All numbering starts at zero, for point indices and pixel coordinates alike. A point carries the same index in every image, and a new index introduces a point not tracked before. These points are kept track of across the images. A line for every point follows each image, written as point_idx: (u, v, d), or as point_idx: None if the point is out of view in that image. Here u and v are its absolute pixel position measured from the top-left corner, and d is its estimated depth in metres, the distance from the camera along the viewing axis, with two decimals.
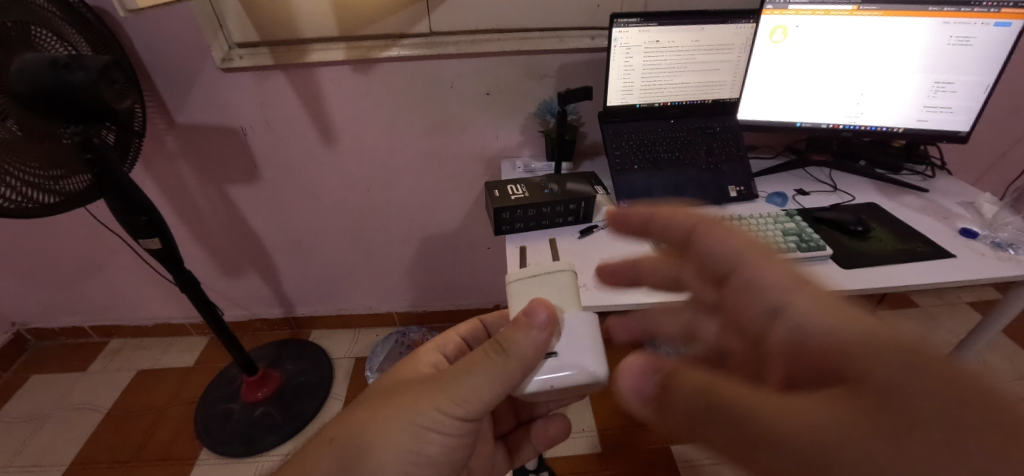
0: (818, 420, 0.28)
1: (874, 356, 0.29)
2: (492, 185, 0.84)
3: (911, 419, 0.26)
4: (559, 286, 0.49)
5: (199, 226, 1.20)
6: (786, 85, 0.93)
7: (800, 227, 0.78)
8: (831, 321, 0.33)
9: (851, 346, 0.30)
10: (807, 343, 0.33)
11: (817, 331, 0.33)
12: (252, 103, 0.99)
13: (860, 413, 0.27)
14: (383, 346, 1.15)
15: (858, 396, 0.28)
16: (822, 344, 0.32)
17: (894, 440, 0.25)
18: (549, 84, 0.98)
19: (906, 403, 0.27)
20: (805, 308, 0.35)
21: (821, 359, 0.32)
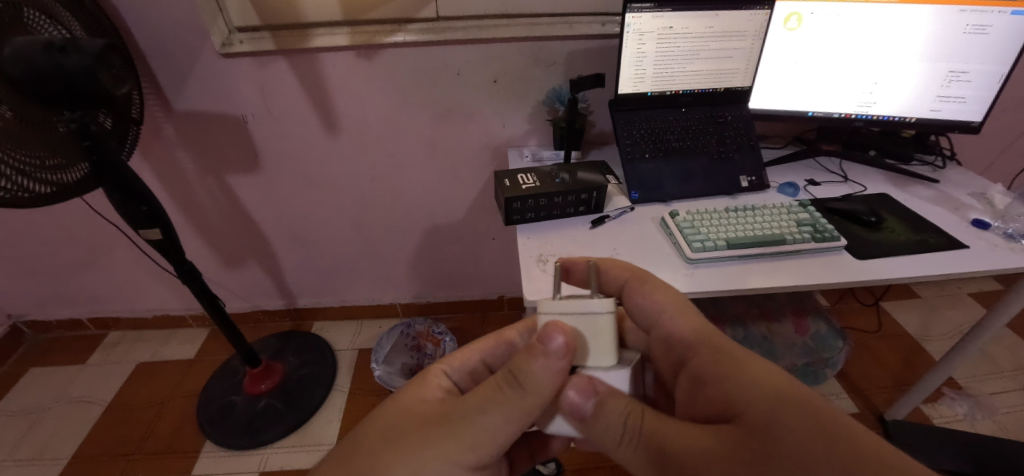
0: (708, 449, 0.36)
1: (751, 393, 0.37)
2: (502, 174, 0.82)
3: (771, 442, 0.34)
4: (597, 331, 0.42)
5: (198, 216, 1.18)
6: (799, 74, 0.91)
7: (814, 218, 0.77)
8: (727, 364, 0.41)
9: (737, 385, 0.38)
10: (708, 385, 0.41)
11: (715, 372, 0.41)
12: (254, 90, 0.97)
13: (737, 442, 0.35)
14: (388, 340, 1.11)
15: (739, 428, 0.36)
16: (718, 385, 0.40)
17: (758, 460, 0.33)
18: (558, 71, 0.96)
19: (771, 431, 0.35)
20: (708, 353, 0.43)
21: (716, 397, 0.40)
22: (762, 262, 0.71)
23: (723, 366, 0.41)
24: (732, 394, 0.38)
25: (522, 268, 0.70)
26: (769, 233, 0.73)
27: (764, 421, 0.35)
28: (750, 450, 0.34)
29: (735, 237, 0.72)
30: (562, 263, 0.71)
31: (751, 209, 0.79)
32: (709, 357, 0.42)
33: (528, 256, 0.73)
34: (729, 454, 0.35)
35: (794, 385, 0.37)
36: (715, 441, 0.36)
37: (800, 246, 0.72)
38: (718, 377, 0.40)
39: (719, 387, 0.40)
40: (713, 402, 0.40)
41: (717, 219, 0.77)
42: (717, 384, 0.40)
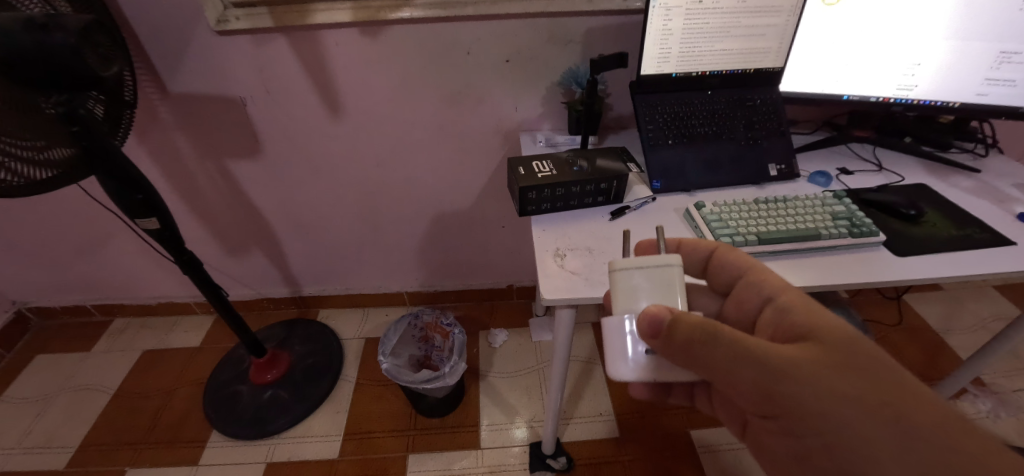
0: (797, 358, 0.39)
1: (836, 322, 0.41)
2: (515, 161, 0.77)
3: (856, 360, 0.39)
4: (667, 282, 0.46)
5: (200, 203, 1.14)
6: (836, 54, 0.85)
7: (851, 211, 0.72)
8: (809, 300, 0.44)
9: (824, 315, 0.42)
10: (793, 311, 0.44)
11: (797, 304, 0.44)
12: (253, 70, 0.92)
13: (824, 355, 0.39)
14: (395, 331, 1.06)
15: (825, 345, 0.40)
16: (800, 313, 0.43)
17: (843, 373, 0.38)
18: (575, 50, 0.90)
19: (857, 352, 0.39)
20: (791, 289, 0.46)
21: (797, 321, 0.43)
22: (796, 258, 0.67)
23: (804, 302, 0.44)
24: (817, 321, 0.42)
25: (538, 262, 0.66)
26: (804, 227, 0.68)
27: (850, 341, 0.40)
28: (840, 360, 0.39)
29: (766, 231, 0.67)
30: (581, 258, 0.66)
31: (783, 201, 0.74)
32: (791, 294, 0.46)
33: (544, 249, 0.68)
34: (817, 366, 0.39)
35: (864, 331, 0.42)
36: (803, 352, 0.40)
37: (837, 241, 0.67)
38: (804, 308, 0.44)
39: (805, 313, 0.43)
40: (793, 324, 0.43)
41: (746, 212, 0.71)
42: (802, 312, 0.43)
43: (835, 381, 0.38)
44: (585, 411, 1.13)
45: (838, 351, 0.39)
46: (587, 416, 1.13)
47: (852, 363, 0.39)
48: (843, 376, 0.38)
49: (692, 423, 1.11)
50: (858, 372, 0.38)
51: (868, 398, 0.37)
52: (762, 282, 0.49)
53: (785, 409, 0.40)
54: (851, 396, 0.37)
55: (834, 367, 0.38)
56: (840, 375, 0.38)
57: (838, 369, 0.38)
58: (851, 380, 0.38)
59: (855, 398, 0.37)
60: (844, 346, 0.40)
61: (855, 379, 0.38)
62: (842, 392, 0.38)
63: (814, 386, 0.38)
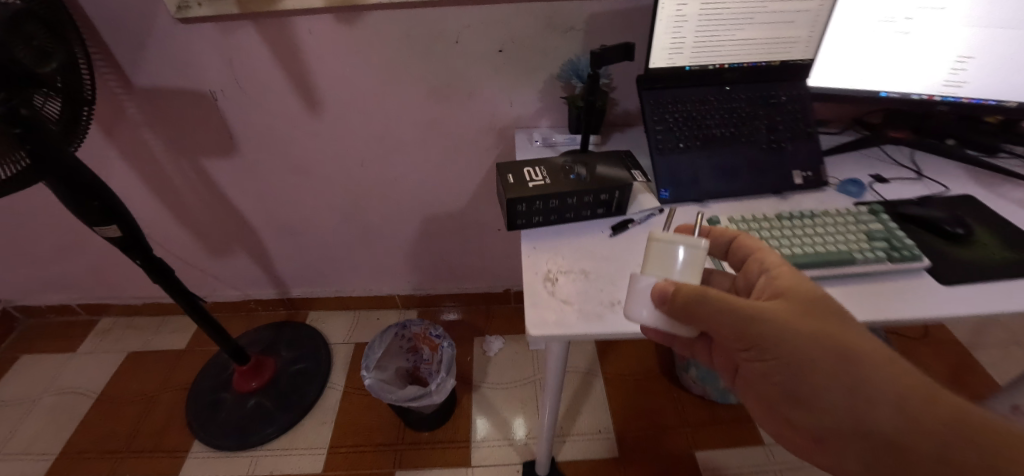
0: (779, 314, 0.41)
1: (811, 286, 0.44)
2: (505, 167, 0.68)
3: (831, 318, 0.41)
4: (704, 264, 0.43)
5: (178, 202, 1.08)
6: (874, 44, 0.73)
7: (889, 229, 0.62)
8: (791, 269, 0.46)
9: (801, 279, 0.44)
10: (781, 281, 0.45)
11: (781, 270, 0.46)
12: (222, 62, 0.84)
13: (802, 312, 0.42)
14: (381, 343, 0.99)
15: (803, 303, 0.42)
16: (782, 278, 0.45)
17: (821, 327, 0.41)
18: (576, 38, 0.80)
19: (830, 312, 0.42)
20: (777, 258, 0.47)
21: (778, 284, 0.44)
22: (824, 285, 0.57)
23: (787, 269, 0.46)
24: (796, 285, 0.44)
25: (526, 286, 0.58)
26: (834, 250, 0.59)
27: (824, 301, 0.42)
28: (809, 317, 0.41)
29: (790, 254, 0.58)
30: (576, 283, 0.58)
31: (809, 216, 0.65)
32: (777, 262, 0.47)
33: (534, 272, 0.60)
34: (797, 324, 0.41)
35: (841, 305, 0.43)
36: (785, 309, 0.42)
37: (872, 267, 0.58)
38: (793, 282, 0.44)
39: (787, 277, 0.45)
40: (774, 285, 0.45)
41: (767, 229, 0.62)
42: (784, 277, 0.45)
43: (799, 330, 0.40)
44: (583, 428, 1.07)
45: (808, 309, 0.41)
46: (584, 433, 1.06)
47: (819, 321, 0.41)
48: (810, 329, 0.40)
49: (696, 443, 1.04)
50: (825, 329, 0.40)
51: (831, 351, 0.40)
52: (765, 259, 0.47)
53: (761, 353, 0.42)
54: (829, 347, 0.40)
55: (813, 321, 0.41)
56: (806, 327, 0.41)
57: (806, 323, 0.41)
58: (816, 333, 0.40)
59: (832, 350, 0.40)
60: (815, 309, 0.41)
61: (820, 334, 0.40)
62: (819, 342, 0.40)
63: (793, 338, 0.41)
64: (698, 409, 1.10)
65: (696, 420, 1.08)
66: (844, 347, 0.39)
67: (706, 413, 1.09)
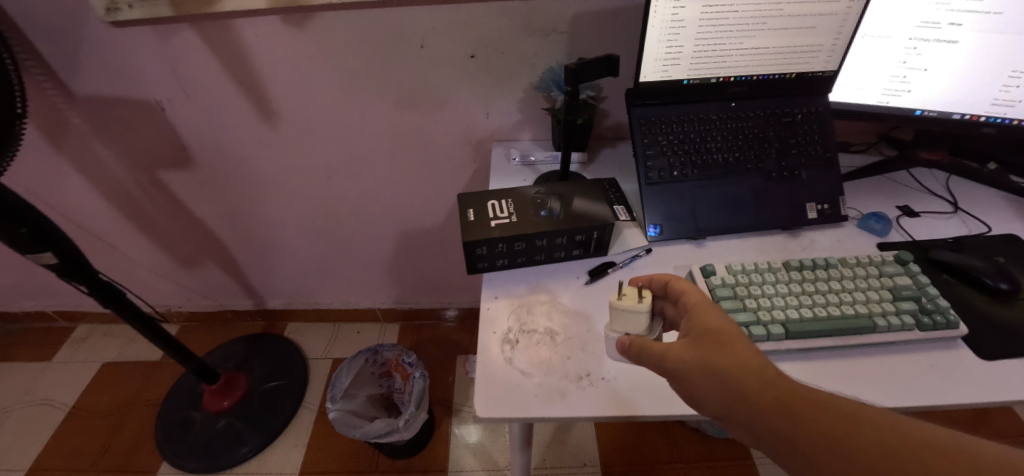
0: (675, 354, 0.36)
1: (723, 322, 0.37)
2: (467, 198, 0.59)
3: (737, 355, 0.34)
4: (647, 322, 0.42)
5: (139, 214, 1.01)
6: (909, 53, 0.62)
7: (917, 285, 0.53)
8: (708, 304, 0.39)
9: (711, 317, 0.38)
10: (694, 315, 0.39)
11: (697, 306, 0.39)
12: (162, 67, 0.75)
13: (707, 347, 0.35)
14: (349, 370, 0.93)
15: (706, 339, 0.36)
16: (693, 317, 0.39)
17: (719, 362, 0.34)
18: (559, 42, 0.69)
19: (737, 347, 0.35)
20: (696, 291, 0.40)
21: (689, 325, 0.38)
22: (837, 358, 0.48)
23: (700, 304, 0.39)
24: (703, 323, 0.37)
25: (480, 351, 0.50)
26: (851, 314, 0.49)
27: (728, 338, 0.36)
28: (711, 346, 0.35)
29: (798, 317, 0.49)
30: (539, 349, 0.49)
31: (824, 266, 0.54)
32: (697, 296, 0.40)
33: (492, 331, 0.51)
34: (696, 363, 0.35)
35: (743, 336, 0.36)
36: (682, 348, 0.36)
37: (896, 335, 0.49)
38: (701, 313, 0.38)
39: (696, 312, 0.39)
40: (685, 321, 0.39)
41: (772, 283, 0.52)
42: (693, 315, 0.39)
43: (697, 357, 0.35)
44: (567, 461, 1.00)
45: (706, 339, 0.36)
46: (569, 466, 0.99)
47: (716, 347, 0.35)
48: (708, 355, 0.35)
49: None
50: (727, 356, 0.34)
51: (733, 380, 0.33)
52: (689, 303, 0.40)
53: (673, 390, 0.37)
54: (730, 387, 0.33)
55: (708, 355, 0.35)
56: (704, 354, 0.35)
57: (703, 349, 0.35)
58: (718, 362, 0.34)
59: (735, 392, 0.33)
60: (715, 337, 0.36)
61: (719, 360, 0.34)
62: (719, 382, 0.33)
63: (689, 379, 0.35)
64: (692, 444, 1.02)
65: (688, 457, 1.00)
66: (740, 370, 0.33)
67: (700, 448, 1.01)
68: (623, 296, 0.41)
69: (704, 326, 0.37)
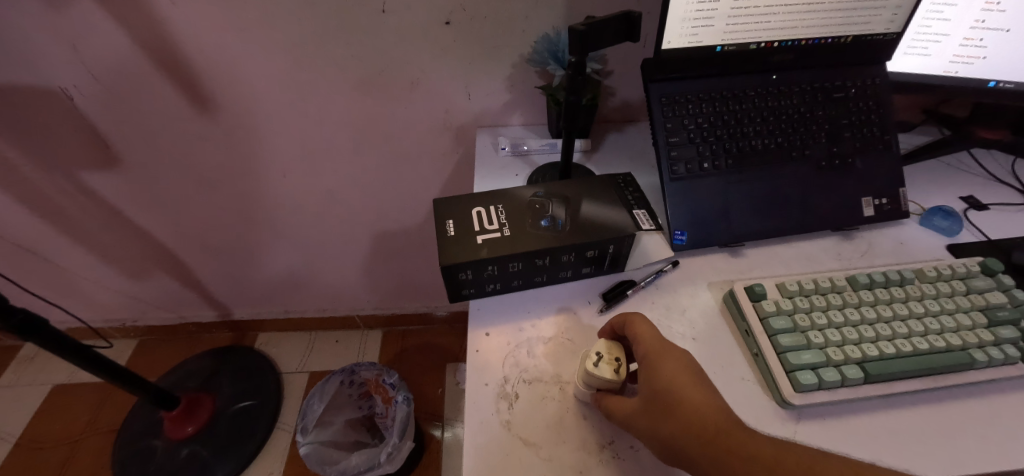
0: (632, 422, 0.33)
1: (673, 377, 0.32)
2: (444, 206, 0.46)
3: (683, 420, 0.31)
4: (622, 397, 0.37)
5: (68, 223, 0.86)
6: (989, 10, 0.50)
7: (1013, 303, 0.43)
8: (660, 354, 0.34)
9: (661, 372, 0.33)
10: (643, 367, 0.34)
11: (646, 357, 0.35)
12: (55, 45, 0.58)
13: (653, 409, 0.32)
14: (323, 396, 0.82)
15: (655, 401, 0.32)
16: (644, 370, 0.34)
17: (664, 429, 0.31)
18: (556, 2, 0.55)
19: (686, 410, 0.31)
20: (651, 338, 0.35)
21: (641, 380, 0.34)
22: (926, 405, 0.38)
23: (649, 356, 0.34)
24: (651, 380, 0.33)
25: (468, 412, 0.38)
26: (941, 348, 0.39)
27: (675, 397, 0.32)
28: (653, 408, 0.32)
29: (877, 355, 0.38)
30: (545, 406, 0.38)
31: (899, 282, 0.44)
32: (651, 341, 0.35)
33: (483, 382, 0.40)
34: (643, 426, 0.32)
35: (701, 389, 0.32)
36: (635, 414, 0.33)
37: (996, 373, 0.39)
38: (652, 364, 0.34)
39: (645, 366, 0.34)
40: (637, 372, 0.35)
41: (838, 308, 0.42)
42: (644, 370, 0.34)
43: (636, 422, 0.32)
44: None
45: (647, 399, 0.33)
46: None
47: (655, 411, 0.32)
48: (651, 418, 0.32)
49: None
50: (670, 418, 0.31)
51: (670, 443, 0.31)
52: (641, 351, 0.35)
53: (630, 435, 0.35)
54: (677, 453, 0.31)
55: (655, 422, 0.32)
56: (641, 418, 0.32)
57: (644, 412, 0.32)
58: (654, 427, 0.32)
59: (681, 458, 0.31)
60: (657, 398, 0.32)
61: (655, 423, 0.32)
62: (668, 451, 0.31)
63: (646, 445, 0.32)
64: None
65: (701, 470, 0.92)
66: (678, 434, 0.30)
67: None
68: (601, 364, 0.36)
69: (645, 384, 0.33)
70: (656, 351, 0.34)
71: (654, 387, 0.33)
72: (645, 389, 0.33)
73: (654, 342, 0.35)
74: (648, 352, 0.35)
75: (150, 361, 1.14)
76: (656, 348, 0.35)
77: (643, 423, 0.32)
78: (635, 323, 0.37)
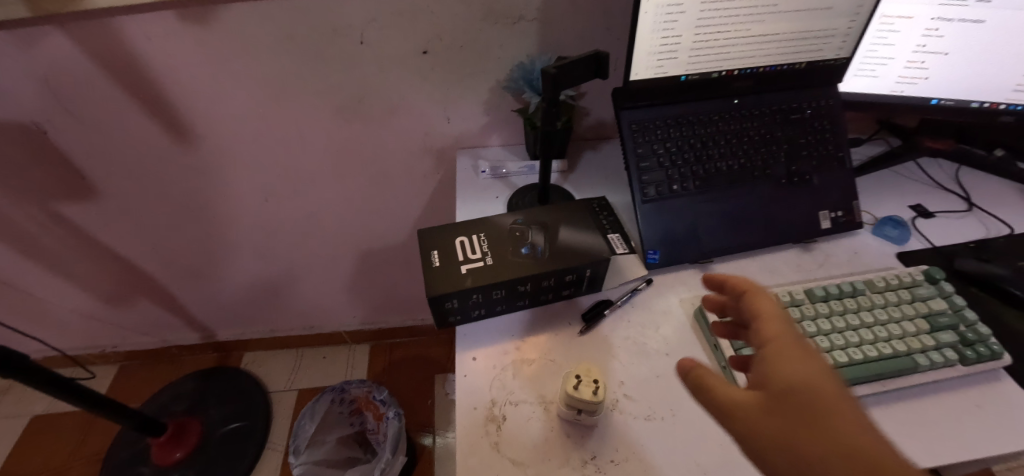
0: (744, 420, 0.24)
1: (809, 363, 0.25)
2: (429, 237, 0.48)
3: (818, 421, 0.22)
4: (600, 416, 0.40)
5: (43, 254, 0.85)
6: (930, 35, 0.54)
7: (953, 308, 0.47)
8: (791, 334, 0.27)
9: (788, 364, 0.25)
10: (763, 355, 0.26)
11: (767, 341, 0.27)
12: (28, 83, 0.58)
13: (771, 409, 0.24)
14: (313, 416, 0.84)
15: (778, 400, 0.24)
16: (763, 360, 0.26)
17: (797, 443, 0.22)
18: (529, 32, 0.57)
19: (831, 409, 0.22)
20: (774, 318, 0.28)
21: (756, 372, 0.26)
22: (876, 407, 0.42)
23: (776, 344, 0.26)
24: (772, 370, 0.25)
25: (459, 437, 0.40)
26: (890, 355, 0.43)
27: (814, 400, 0.23)
28: (778, 411, 0.23)
29: (833, 364, 0.42)
30: (531, 428, 0.40)
31: (851, 293, 0.47)
32: (772, 324, 0.28)
33: (473, 407, 0.42)
34: (756, 431, 0.24)
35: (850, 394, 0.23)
36: (746, 412, 0.25)
37: (938, 375, 0.43)
38: (778, 351, 0.26)
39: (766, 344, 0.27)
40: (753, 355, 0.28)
41: (798, 321, 0.45)
42: (761, 356, 0.26)
43: (750, 426, 0.24)
44: None
45: (771, 399, 0.24)
46: None
47: (786, 418, 0.23)
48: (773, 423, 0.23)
49: None
50: (806, 427, 0.22)
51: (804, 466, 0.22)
52: (763, 331, 0.27)
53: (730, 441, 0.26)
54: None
55: (771, 415, 0.23)
56: (764, 420, 0.24)
57: (767, 414, 0.24)
58: (788, 439, 0.23)
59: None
60: (794, 399, 0.23)
61: (790, 435, 0.23)
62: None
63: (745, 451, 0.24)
64: None
65: None
66: (818, 453, 0.21)
67: None
68: (580, 386, 0.38)
69: (764, 376, 0.25)
70: (786, 333, 0.27)
71: (787, 387, 0.24)
72: (764, 384, 0.25)
73: (783, 324, 0.28)
74: (771, 334, 0.27)
75: (133, 387, 1.12)
76: (781, 329, 0.27)
77: (768, 430, 0.23)
78: (758, 296, 0.30)
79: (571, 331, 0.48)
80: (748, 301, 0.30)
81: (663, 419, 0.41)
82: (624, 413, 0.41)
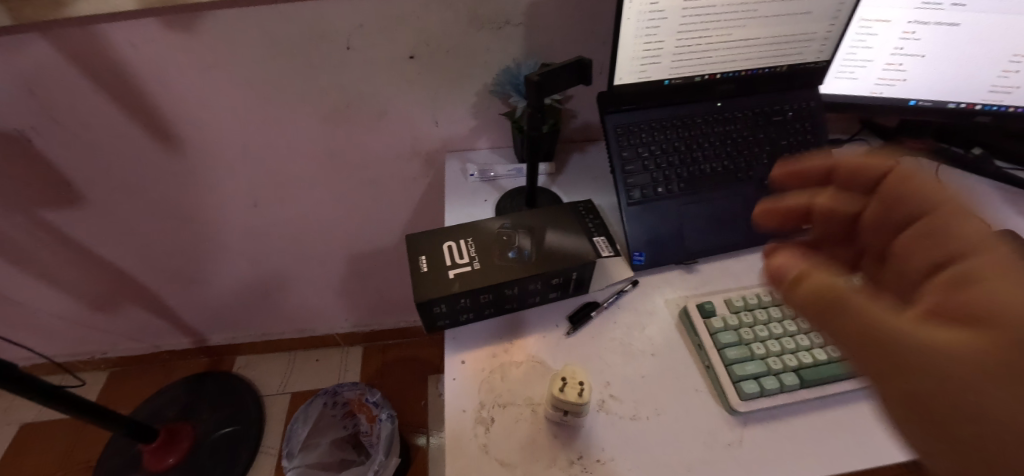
0: (946, 366, 0.18)
1: None
2: (417, 242, 0.48)
3: None
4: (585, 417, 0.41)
5: (29, 261, 0.84)
6: (906, 38, 0.55)
7: None
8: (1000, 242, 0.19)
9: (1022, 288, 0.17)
10: (970, 276, 0.18)
11: (971, 259, 0.19)
12: (10, 91, 0.58)
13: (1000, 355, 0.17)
14: (306, 420, 0.84)
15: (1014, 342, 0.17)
16: (971, 286, 0.18)
17: None
18: (514, 36, 0.58)
19: None
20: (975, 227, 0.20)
21: (956, 301, 0.19)
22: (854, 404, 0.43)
23: (996, 265, 0.18)
24: (998, 301, 0.17)
25: (448, 439, 0.41)
26: None
27: None
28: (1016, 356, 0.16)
29: (812, 362, 0.43)
30: (518, 429, 0.41)
31: None
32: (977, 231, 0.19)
33: (461, 409, 0.43)
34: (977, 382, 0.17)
35: None
36: (956, 359, 0.18)
37: None
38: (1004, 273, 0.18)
39: (974, 267, 0.18)
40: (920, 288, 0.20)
41: (779, 320, 0.46)
42: (967, 281, 0.19)
43: (966, 377, 0.17)
44: None
45: (1004, 339, 0.17)
46: None
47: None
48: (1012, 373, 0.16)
49: None
50: None
51: None
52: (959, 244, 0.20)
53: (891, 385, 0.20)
54: None
55: (1023, 388, 0.16)
56: (996, 375, 0.17)
57: (996, 366, 0.17)
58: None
59: None
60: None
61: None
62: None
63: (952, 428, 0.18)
64: None
65: None
66: None
67: None
68: (566, 388, 0.39)
69: (986, 308, 0.17)
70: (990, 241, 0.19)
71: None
72: (985, 320, 0.17)
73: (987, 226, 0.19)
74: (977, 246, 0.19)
75: (124, 393, 1.11)
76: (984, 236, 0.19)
77: (990, 384, 0.17)
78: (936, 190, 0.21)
79: (558, 333, 0.48)
80: (911, 196, 0.22)
81: (648, 418, 0.42)
82: (610, 414, 0.42)
